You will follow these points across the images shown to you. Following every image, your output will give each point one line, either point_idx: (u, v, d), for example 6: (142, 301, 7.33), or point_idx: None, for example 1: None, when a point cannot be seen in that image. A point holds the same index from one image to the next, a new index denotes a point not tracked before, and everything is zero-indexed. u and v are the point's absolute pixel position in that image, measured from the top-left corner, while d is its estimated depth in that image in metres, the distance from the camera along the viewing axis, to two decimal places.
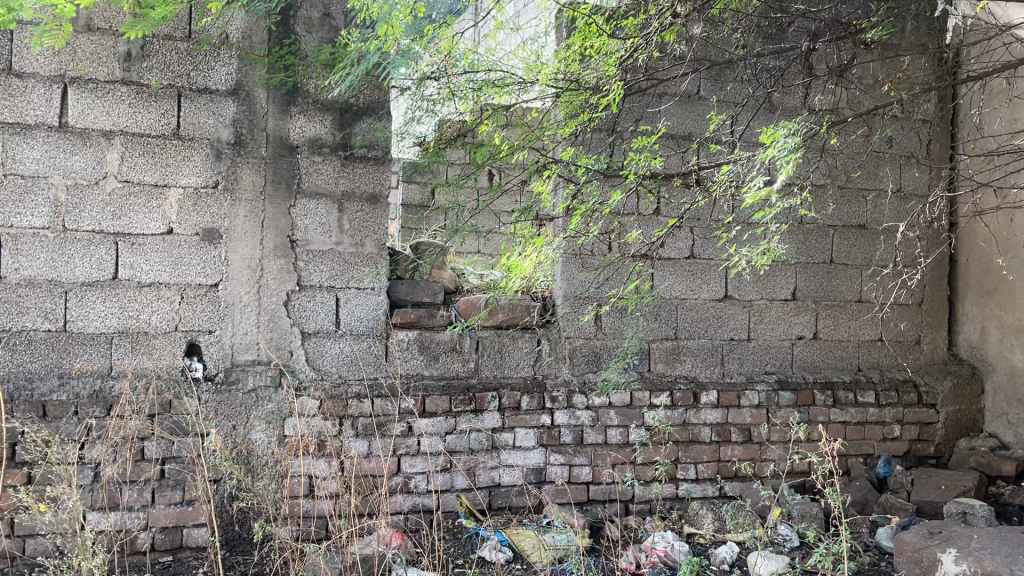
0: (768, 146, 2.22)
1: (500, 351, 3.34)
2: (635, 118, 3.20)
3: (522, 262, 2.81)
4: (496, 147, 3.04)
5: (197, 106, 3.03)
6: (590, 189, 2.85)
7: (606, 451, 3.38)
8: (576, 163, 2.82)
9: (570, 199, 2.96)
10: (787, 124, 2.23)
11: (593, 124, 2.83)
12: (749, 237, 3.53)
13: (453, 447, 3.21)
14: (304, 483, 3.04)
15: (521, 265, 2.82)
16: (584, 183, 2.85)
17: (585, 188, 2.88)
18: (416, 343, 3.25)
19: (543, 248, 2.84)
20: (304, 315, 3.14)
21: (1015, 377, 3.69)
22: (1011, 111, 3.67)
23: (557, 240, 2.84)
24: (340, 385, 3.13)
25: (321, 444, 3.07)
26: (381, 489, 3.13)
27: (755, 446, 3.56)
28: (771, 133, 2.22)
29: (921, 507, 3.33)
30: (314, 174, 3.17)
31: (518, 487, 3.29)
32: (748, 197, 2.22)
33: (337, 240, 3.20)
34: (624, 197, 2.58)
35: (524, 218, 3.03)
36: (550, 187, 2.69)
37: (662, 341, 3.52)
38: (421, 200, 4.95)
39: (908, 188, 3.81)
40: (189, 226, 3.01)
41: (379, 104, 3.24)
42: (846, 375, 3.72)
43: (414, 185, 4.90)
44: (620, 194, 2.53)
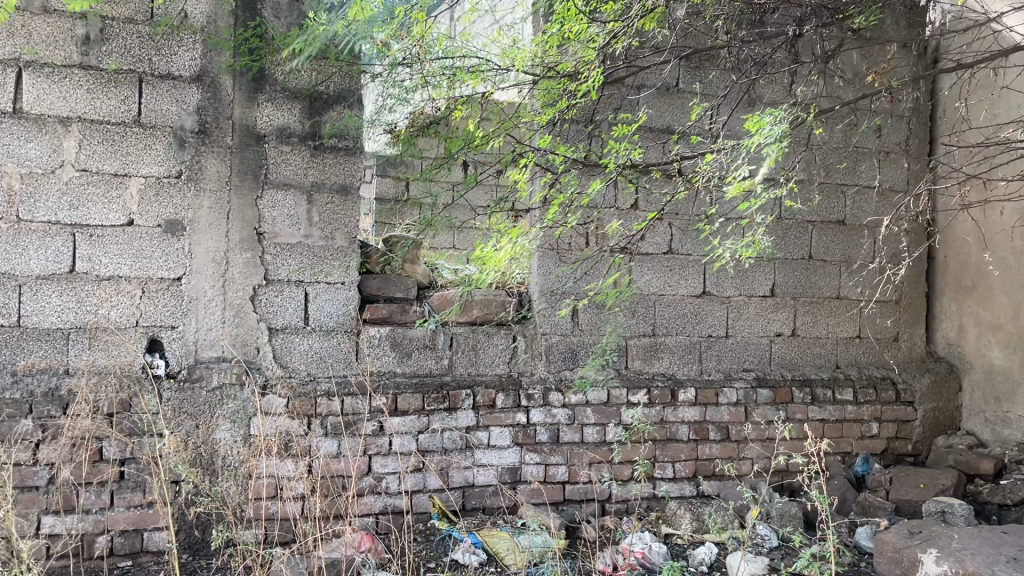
0: (754, 133, 2.16)
1: (475, 348, 3.26)
2: (614, 107, 3.14)
3: (497, 254, 2.73)
4: (471, 136, 3.02)
5: (159, 93, 2.91)
6: (569, 179, 2.79)
7: (583, 451, 3.31)
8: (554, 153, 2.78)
9: (549, 188, 2.89)
10: (773, 112, 2.18)
11: (571, 113, 2.77)
12: (732, 230, 3.48)
13: (425, 447, 3.12)
14: (271, 484, 2.94)
15: (496, 256, 2.74)
16: (561, 174, 2.80)
17: (564, 177, 2.81)
18: (387, 339, 3.16)
19: (519, 241, 2.77)
20: (271, 311, 3.03)
21: (993, 374, 3.67)
22: (991, 106, 3.65)
23: (533, 231, 2.82)
24: (308, 383, 3.03)
25: (288, 444, 2.97)
26: (351, 490, 3.03)
27: (733, 444, 3.51)
28: (758, 120, 2.15)
29: (900, 506, 3.30)
30: (282, 164, 3.06)
31: (493, 487, 3.20)
32: (733, 186, 2.15)
33: (306, 233, 3.09)
34: (605, 186, 2.55)
35: (500, 208, 2.96)
36: (527, 177, 2.62)
37: (640, 337, 3.45)
38: (395, 193, 4.85)
39: (887, 184, 3.78)
40: (151, 217, 2.89)
41: (350, 92, 3.14)
42: (824, 373, 3.68)
43: (388, 178, 4.80)
44: (599, 184, 2.52)
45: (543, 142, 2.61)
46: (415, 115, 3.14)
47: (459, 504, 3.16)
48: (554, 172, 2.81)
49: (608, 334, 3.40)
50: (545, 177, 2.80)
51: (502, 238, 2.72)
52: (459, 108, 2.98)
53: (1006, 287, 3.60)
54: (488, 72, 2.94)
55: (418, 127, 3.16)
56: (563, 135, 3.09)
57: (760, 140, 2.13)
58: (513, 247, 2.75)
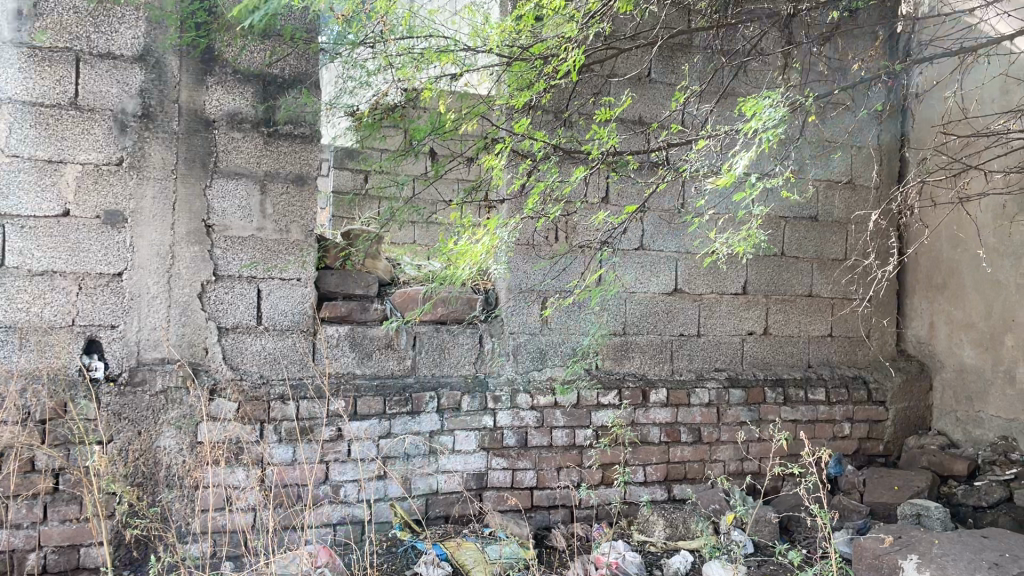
0: (752, 116, 2.08)
1: (439, 348, 3.11)
2: (594, 92, 3.01)
3: (474, 247, 2.59)
4: (442, 119, 2.90)
5: (98, 73, 2.69)
6: (547, 165, 2.65)
7: (552, 455, 3.17)
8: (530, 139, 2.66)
9: (526, 175, 2.78)
10: (769, 95, 2.10)
11: (548, 95, 2.67)
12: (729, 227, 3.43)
13: (387, 452, 2.95)
14: (220, 495, 2.74)
15: (473, 249, 2.60)
16: (540, 162, 2.68)
17: (543, 165, 2.68)
18: (347, 339, 2.98)
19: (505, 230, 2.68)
20: (220, 309, 2.83)
21: (964, 373, 3.62)
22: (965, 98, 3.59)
23: (512, 222, 2.70)
24: (261, 386, 2.84)
25: (238, 451, 2.77)
26: (307, 499, 2.85)
27: (706, 446, 3.40)
28: (754, 104, 2.07)
29: (874, 509, 3.23)
30: (233, 152, 2.85)
31: (458, 494, 3.05)
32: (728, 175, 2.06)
33: (259, 226, 2.89)
34: (587, 174, 2.43)
35: (471, 197, 2.86)
36: (502, 164, 2.47)
37: (611, 336, 3.33)
38: (354, 186, 4.66)
39: (860, 179, 3.70)
40: (89, 208, 2.67)
41: (306, 75, 2.95)
42: (797, 372, 3.60)
43: (346, 171, 4.62)
44: (584, 171, 2.40)
45: (520, 126, 2.47)
46: (376, 98, 2.99)
47: (422, 512, 2.99)
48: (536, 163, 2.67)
49: (592, 334, 3.30)
50: (522, 162, 2.67)
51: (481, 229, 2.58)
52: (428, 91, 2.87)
53: (976, 285, 3.54)
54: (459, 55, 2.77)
55: (381, 108, 3.02)
56: (535, 121, 2.96)
57: (758, 124, 2.04)
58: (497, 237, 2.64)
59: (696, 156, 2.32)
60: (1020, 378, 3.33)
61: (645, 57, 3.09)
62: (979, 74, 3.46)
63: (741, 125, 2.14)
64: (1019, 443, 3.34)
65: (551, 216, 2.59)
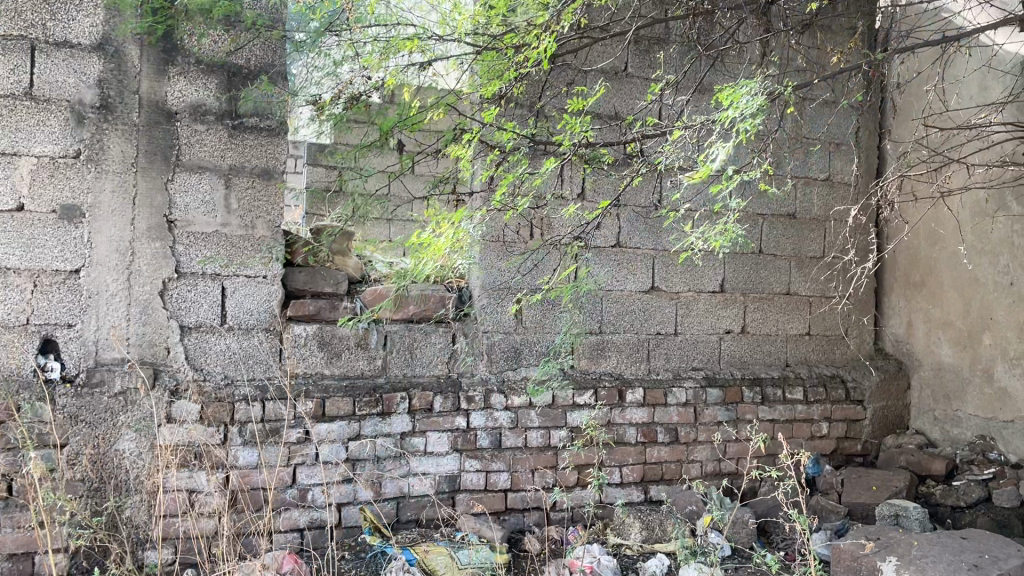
0: (729, 105, 2.05)
1: (410, 347, 3.03)
2: (568, 82, 2.94)
3: (437, 241, 2.48)
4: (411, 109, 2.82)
5: (54, 62, 2.58)
6: (517, 158, 2.59)
7: (526, 456, 3.10)
8: (500, 130, 2.58)
9: (494, 166, 2.71)
10: (746, 84, 2.07)
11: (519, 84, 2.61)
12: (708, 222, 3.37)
13: (356, 455, 2.87)
14: (182, 499, 2.65)
15: (436, 242, 2.52)
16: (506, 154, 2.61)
17: (512, 156, 2.60)
18: (315, 338, 2.89)
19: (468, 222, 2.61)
20: (183, 307, 2.74)
21: (942, 372, 3.59)
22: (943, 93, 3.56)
23: (478, 214, 2.63)
24: (225, 387, 2.75)
25: (202, 454, 2.68)
26: (273, 503, 2.76)
27: (682, 446, 3.35)
28: (731, 92, 2.04)
29: (852, 509, 3.18)
30: (195, 145, 2.76)
31: (429, 497, 2.97)
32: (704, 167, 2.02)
33: (223, 222, 2.80)
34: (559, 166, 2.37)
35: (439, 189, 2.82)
36: (470, 154, 2.39)
37: (587, 335, 3.27)
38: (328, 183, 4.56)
39: (837, 176, 3.67)
40: (44, 202, 2.57)
41: (270, 66, 2.84)
42: (774, 371, 3.56)
43: (320, 168, 4.52)
44: (554, 162, 2.33)
45: (489, 115, 2.40)
46: (340, 87, 2.89)
47: (392, 516, 2.92)
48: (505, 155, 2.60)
49: (565, 332, 3.23)
50: (491, 153, 2.60)
51: (444, 223, 2.50)
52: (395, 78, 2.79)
53: (954, 283, 3.52)
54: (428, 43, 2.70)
55: (345, 98, 2.90)
56: (508, 113, 2.88)
57: (735, 113, 2.01)
58: (461, 229, 2.57)
59: (671, 149, 2.27)
60: (998, 376, 3.31)
61: (622, 51, 3.03)
62: (958, 70, 3.44)
63: (718, 115, 2.11)
64: (998, 442, 3.32)
65: (518, 208, 2.52)
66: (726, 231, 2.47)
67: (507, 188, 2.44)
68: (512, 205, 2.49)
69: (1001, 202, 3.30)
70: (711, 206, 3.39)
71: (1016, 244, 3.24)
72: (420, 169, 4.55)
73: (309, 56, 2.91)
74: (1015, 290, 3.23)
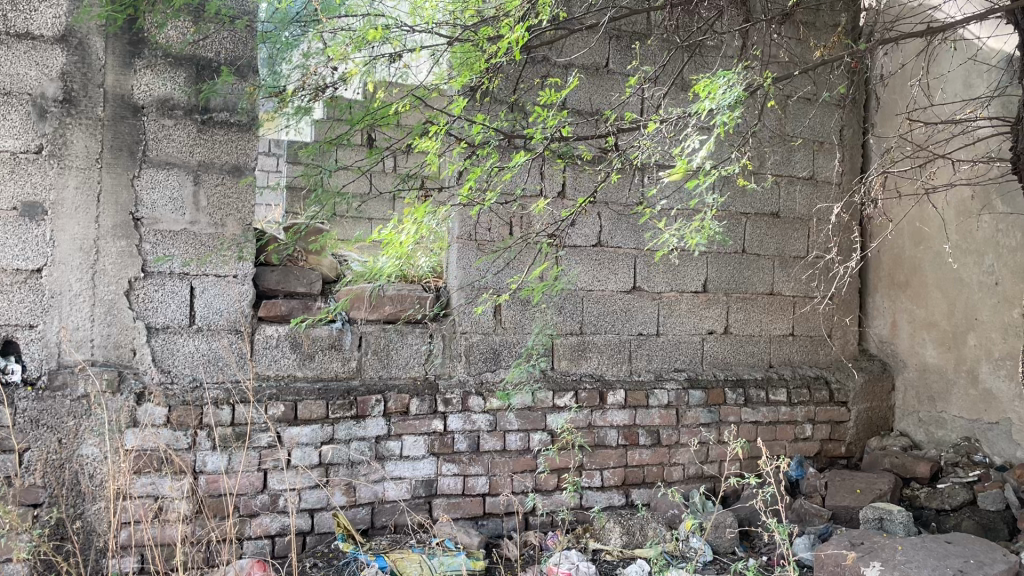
0: (705, 97, 2.00)
1: (386, 348, 2.96)
2: (541, 73, 2.90)
3: (399, 239, 2.45)
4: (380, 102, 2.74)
5: (15, 55, 2.50)
6: (487, 151, 2.51)
7: (504, 460, 3.04)
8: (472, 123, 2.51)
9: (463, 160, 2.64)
10: (725, 75, 2.01)
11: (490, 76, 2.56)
12: (679, 214, 3.31)
13: (329, 459, 2.79)
14: (149, 506, 2.57)
15: (397, 240, 2.45)
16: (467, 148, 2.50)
17: (482, 150, 2.51)
18: (287, 340, 2.82)
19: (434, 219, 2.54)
20: (150, 307, 2.65)
21: (927, 373, 3.55)
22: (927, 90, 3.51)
23: (442, 210, 2.54)
24: (194, 390, 2.67)
25: (169, 459, 2.60)
26: (243, 510, 2.68)
27: (665, 449, 3.30)
28: (710, 84, 1.98)
29: (836, 512, 3.14)
30: (163, 140, 2.68)
31: (405, 502, 2.90)
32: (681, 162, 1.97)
33: (192, 220, 2.72)
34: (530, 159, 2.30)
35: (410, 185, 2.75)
36: (438, 148, 2.31)
37: (567, 336, 3.21)
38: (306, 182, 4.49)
39: (821, 175, 3.62)
40: (4, 199, 2.48)
41: (241, 59, 2.77)
42: (757, 372, 3.51)
43: (298, 166, 4.44)
44: (524, 155, 2.26)
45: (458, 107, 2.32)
46: (304, 76, 2.83)
47: (366, 522, 2.84)
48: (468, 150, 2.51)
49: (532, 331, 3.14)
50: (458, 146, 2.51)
51: (406, 218, 2.45)
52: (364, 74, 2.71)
53: (939, 283, 3.48)
54: (401, 34, 2.63)
55: (309, 89, 2.85)
56: (484, 107, 2.82)
57: (713, 105, 1.96)
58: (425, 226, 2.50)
59: (647, 143, 2.23)
60: (983, 376, 3.27)
61: (604, 45, 2.98)
62: (942, 66, 3.40)
63: (695, 107, 2.06)
64: (982, 443, 3.28)
65: (486, 204, 2.44)
66: (704, 227, 2.42)
67: (474, 182, 2.36)
68: (479, 203, 2.42)
69: (986, 201, 3.26)
70: (685, 199, 3.31)
71: (1001, 244, 3.20)
72: (400, 168, 4.48)
73: (280, 52, 2.85)
74: (1000, 290, 3.19)
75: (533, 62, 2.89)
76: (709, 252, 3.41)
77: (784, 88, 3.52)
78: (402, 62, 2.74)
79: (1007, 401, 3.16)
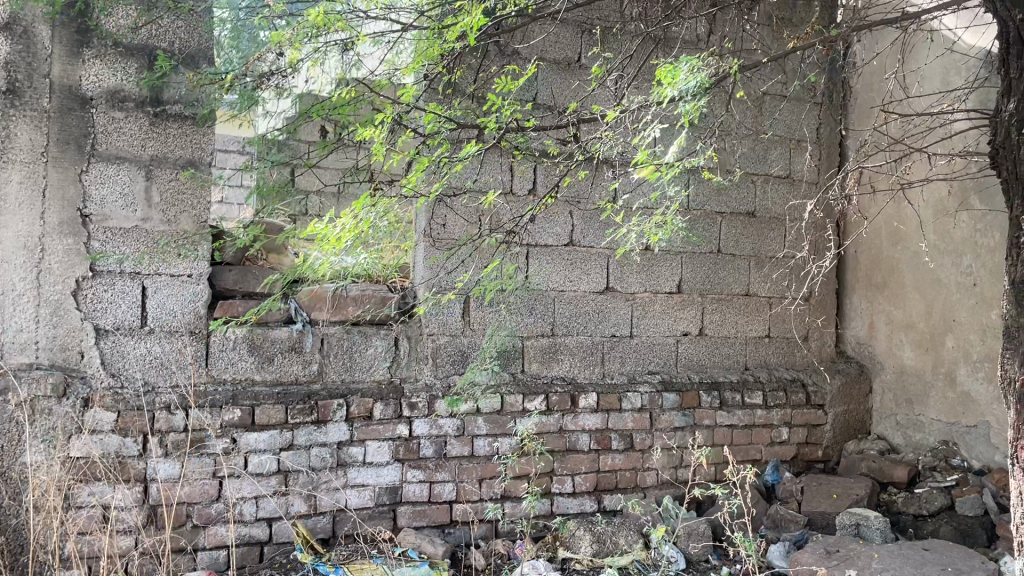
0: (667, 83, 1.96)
1: (349, 351, 2.85)
2: (500, 54, 2.88)
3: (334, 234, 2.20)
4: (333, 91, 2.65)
5: None
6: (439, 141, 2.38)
7: (472, 466, 2.95)
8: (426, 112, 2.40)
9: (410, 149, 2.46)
10: (688, 61, 1.97)
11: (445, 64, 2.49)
12: (642, 207, 3.22)
13: (288, 466, 2.69)
14: (96, 516, 2.45)
15: (332, 235, 2.22)
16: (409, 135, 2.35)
17: (434, 142, 2.40)
18: (245, 342, 2.71)
19: (373, 213, 2.33)
20: (99, 308, 2.54)
21: (904, 375, 3.49)
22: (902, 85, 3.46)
23: (382, 203, 2.34)
24: (145, 394, 2.55)
25: (118, 467, 2.48)
26: (198, 519, 2.57)
27: (638, 453, 3.21)
28: (672, 69, 1.94)
29: (812, 518, 3.07)
30: (113, 133, 2.56)
31: (369, 510, 2.80)
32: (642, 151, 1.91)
33: (144, 216, 2.61)
34: (482, 151, 2.19)
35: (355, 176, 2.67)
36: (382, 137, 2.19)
37: (539, 337, 3.12)
38: None
39: (798, 174, 3.56)
40: None
41: (198, 51, 2.66)
42: (733, 375, 3.43)
43: None
44: (475, 146, 2.16)
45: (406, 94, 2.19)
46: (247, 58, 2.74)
47: (328, 531, 2.74)
48: (414, 138, 2.36)
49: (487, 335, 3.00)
50: (403, 135, 2.37)
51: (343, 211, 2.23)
52: (315, 63, 2.63)
53: (916, 284, 3.42)
54: (355, 22, 2.55)
55: (254, 76, 2.75)
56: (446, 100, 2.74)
57: (675, 92, 1.92)
58: (363, 222, 2.30)
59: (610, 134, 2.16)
60: (961, 379, 3.21)
61: (576, 41, 2.99)
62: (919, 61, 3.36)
63: (656, 95, 2.01)
64: (960, 447, 3.22)
65: (431, 196, 2.32)
66: (666, 224, 2.34)
67: (421, 172, 2.24)
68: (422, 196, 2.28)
69: (964, 200, 3.20)
70: (650, 194, 3.23)
71: (979, 244, 3.14)
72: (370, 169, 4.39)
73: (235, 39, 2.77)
74: (978, 291, 3.13)
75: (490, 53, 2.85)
76: (683, 252, 3.34)
77: (759, 84, 3.46)
78: (354, 51, 2.62)
79: (985, 404, 3.10)
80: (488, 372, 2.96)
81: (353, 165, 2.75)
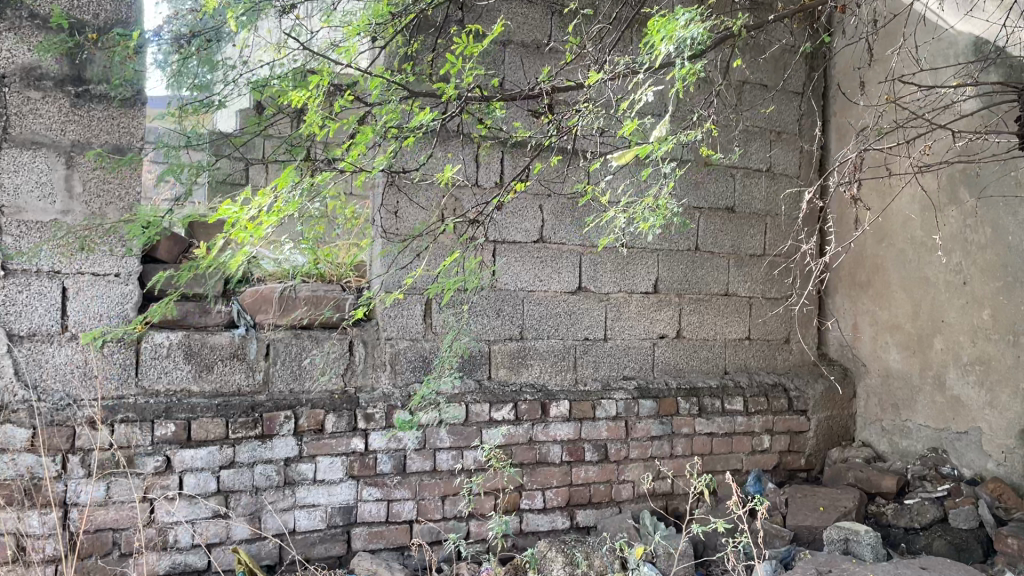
0: (663, 40, 1.84)
1: (299, 359, 2.60)
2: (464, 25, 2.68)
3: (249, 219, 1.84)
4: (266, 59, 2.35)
5: None
6: (388, 110, 2.21)
7: (434, 482, 2.71)
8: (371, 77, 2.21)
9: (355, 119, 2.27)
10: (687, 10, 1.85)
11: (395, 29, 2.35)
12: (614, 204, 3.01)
13: (229, 486, 2.44)
14: (8, 546, 2.18)
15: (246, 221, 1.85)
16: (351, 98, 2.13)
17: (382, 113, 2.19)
18: (181, 349, 2.44)
19: (298, 192, 2.07)
20: (12, 311, 2.26)
21: (890, 379, 3.32)
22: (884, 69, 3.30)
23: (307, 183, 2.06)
24: (66, 407, 2.28)
25: (33, 490, 2.21)
26: (126, 547, 2.31)
27: (613, 465, 3.00)
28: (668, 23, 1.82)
29: (798, 533, 2.89)
30: (28, 115, 2.28)
31: (320, 532, 2.55)
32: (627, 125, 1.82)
33: (65, 209, 2.33)
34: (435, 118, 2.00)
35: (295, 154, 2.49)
36: (317, 104, 2.03)
37: (506, 342, 2.90)
38: None
39: (779, 167, 3.38)
40: None
41: (125, 23, 2.40)
42: (712, 380, 3.24)
43: None
44: (428, 114, 1.99)
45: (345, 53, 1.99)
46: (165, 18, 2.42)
47: (274, 557, 2.49)
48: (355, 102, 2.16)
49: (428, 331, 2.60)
50: (341, 96, 2.17)
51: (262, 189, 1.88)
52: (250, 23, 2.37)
53: (903, 283, 3.24)
54: None
55: (171, 40, 2.44)
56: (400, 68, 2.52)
57: (672, 46, 1.81)
58: (288, 203, 2.05)
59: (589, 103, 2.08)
60: (950, 383, 3.04)
61: (546, 22, 2.80)
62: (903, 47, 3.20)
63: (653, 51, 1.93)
64: (950, 455, 3.05)
65: (374, 171, 2.11)
66: (661, 210, 2.31)
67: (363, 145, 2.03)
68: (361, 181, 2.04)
69: (953, 194, 3.04)
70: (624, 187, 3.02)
71: (969, 241, 2.97)
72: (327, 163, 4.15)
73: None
74: (969, 290, 2.97)
75: (449, 17, 2.63)
76: (660, 249, 3.14)
77: (738, 71, 3.27)
78: (293, 16, 2.40)
79: (977, 409, 2.93)
80: (451, 382, 2.73)
81: (284, 141, 2.58)
